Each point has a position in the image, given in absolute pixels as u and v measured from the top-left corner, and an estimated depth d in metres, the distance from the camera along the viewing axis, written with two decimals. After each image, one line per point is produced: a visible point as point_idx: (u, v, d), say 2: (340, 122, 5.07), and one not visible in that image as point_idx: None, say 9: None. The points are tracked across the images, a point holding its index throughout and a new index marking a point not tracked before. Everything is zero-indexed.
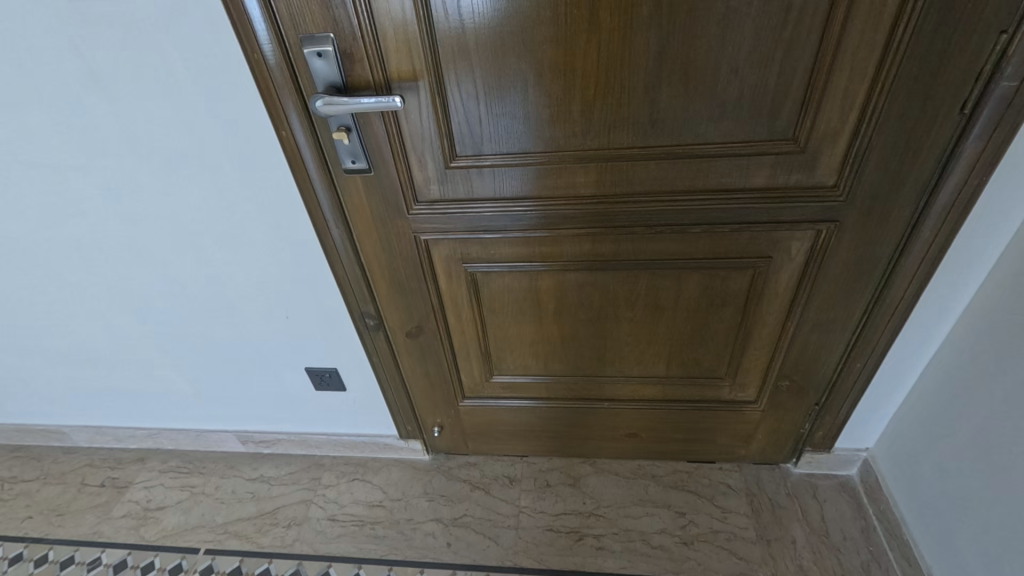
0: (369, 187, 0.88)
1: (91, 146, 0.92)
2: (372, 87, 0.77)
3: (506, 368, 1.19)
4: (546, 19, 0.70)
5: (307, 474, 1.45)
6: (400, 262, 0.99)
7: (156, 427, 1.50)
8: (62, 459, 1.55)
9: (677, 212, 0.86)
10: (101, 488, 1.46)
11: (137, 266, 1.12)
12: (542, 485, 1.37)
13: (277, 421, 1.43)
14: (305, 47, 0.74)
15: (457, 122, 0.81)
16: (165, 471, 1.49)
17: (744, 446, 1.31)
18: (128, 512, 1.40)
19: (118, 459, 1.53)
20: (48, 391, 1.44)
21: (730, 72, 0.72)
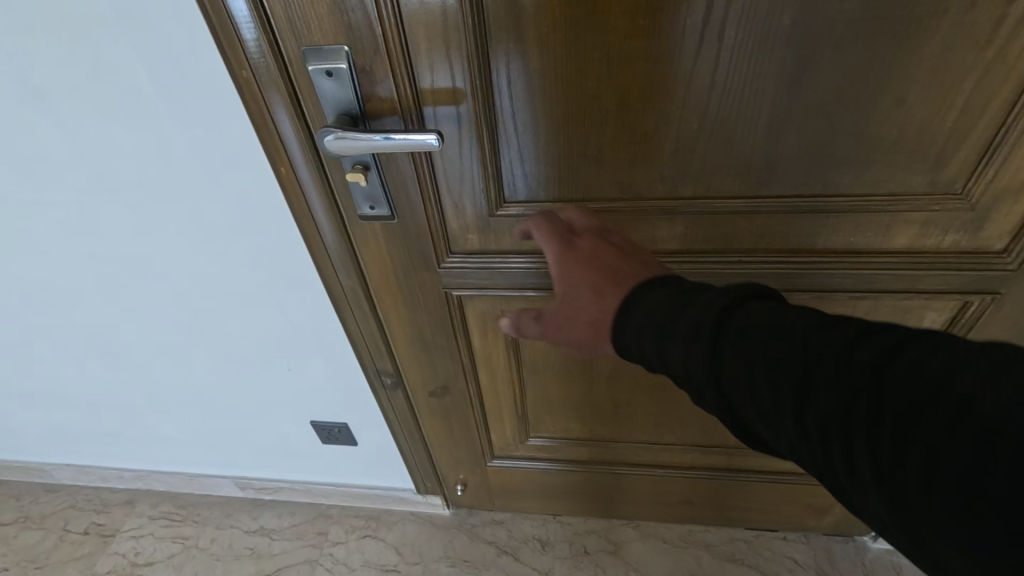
0: (391, 235, 0.69)
1: (44, 174, 0.74)
2: (399, 116, 0.58)
3: (545, 431, 1.01)
4: (643, 29, 0.50)
5: (312, 528, 1.30)
6: (425, 320, 0.80)
7: (145, 469, 1.34)
8: (43, 499, 1.40)
9: (785, 276, 0.67)
10: (85, 536, 1.32)
11: (114, 306, 0.95)
12: (578, 552, 1.21)
13: (280, 468, 1.28)
14: (309, 63, 0.55)
15: (507, 161, 0.62)
16: (156, 518, 1.35)
17: (814, 517, 1.14)
18: (113, 566, 1.27)
19: (104, 501, 1.38)
20: (25, 429, 1.28)
21: (893, 104, 0.52)
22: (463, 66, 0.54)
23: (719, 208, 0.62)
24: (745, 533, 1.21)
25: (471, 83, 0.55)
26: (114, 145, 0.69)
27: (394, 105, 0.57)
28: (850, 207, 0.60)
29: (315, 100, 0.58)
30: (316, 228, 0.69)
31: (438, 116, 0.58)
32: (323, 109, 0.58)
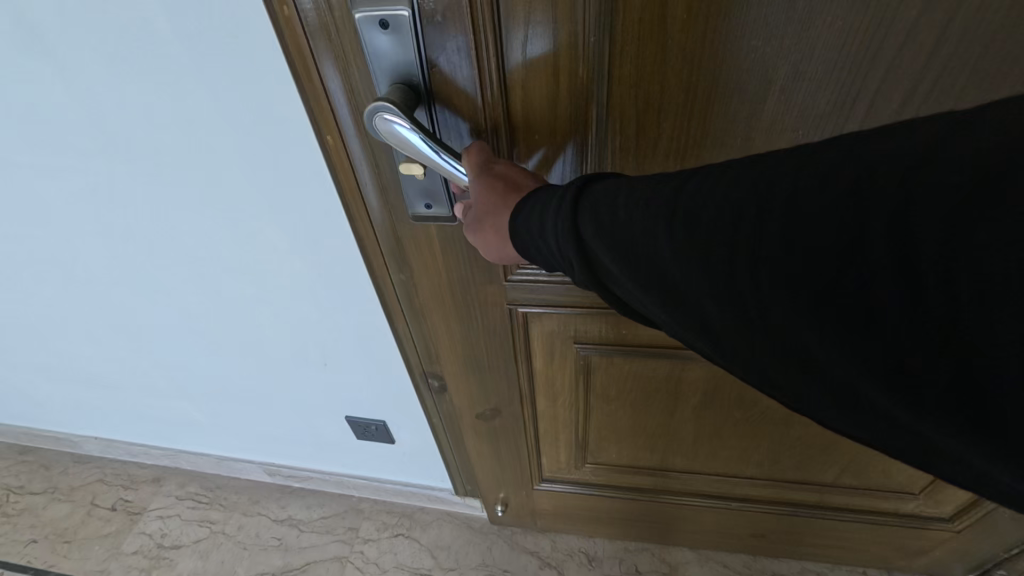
0: (449, 239, 0.55)
1: (50, 138, 0.63)
2: (472, 83, 0.43)
3: (606, 458, 0.88)
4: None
5: (343, 522, 1.23)
6: (483, 338, 0.67)
7: (174, 449, 1.28)
8: (72, 471, 1.36)
9: None
10: (112, 513, 1.28)
11: (137, 286, 0.85)
12: (628, 571, 1.10)
13: (311, 458, 1.20)
14: (357, 13, 0.39)
15: (610, 121, 0.47)
16: (183, 499, 1.30)
17: (901, 558, 1.00)
18: (140, 547, 1.23)
19: (132, 478, 1.34)
20: (53, 401, 1.23)
21: None
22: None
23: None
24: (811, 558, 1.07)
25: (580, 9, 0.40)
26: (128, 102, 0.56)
27: (469, 70, 0.42)
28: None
29: (362, 62, 0.42)
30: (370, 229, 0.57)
31: (525, 72, 0.43)
32: (372, 76, 0.43)
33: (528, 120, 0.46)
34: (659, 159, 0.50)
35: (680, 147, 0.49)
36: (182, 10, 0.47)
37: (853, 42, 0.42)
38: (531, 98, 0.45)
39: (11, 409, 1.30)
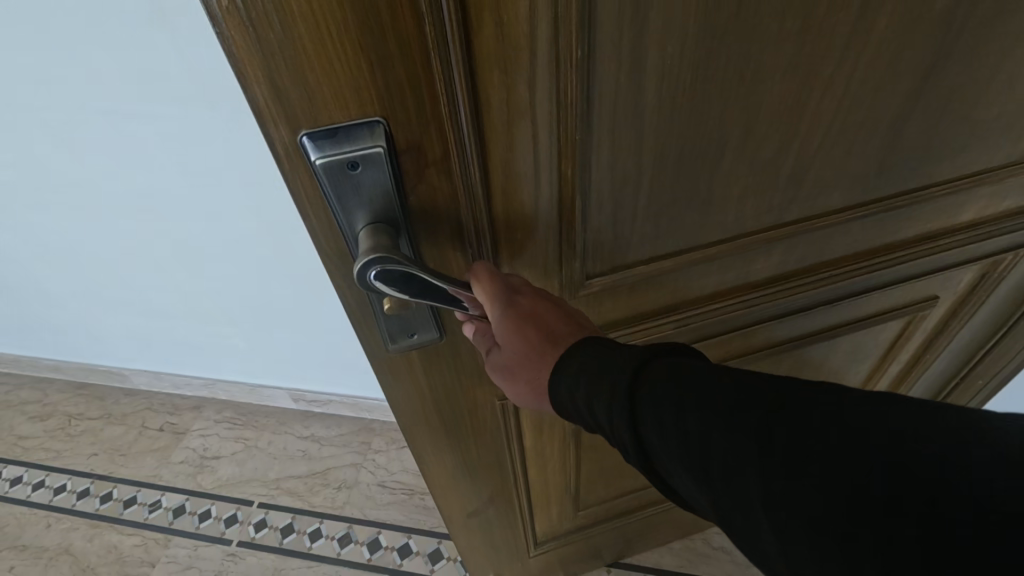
0: (432, 357, 0.56)
1: (158, 97, 0.89)
2: (452, 200, 0.42)
3: (592, 501, 1.01)
4: (786, 50, 0.44)
5: (357, 438, 1.46)
6: (477, 440, 0.71)
7: (213, 377, 1.51)
8: (124, 401, 1.60)
9: (870, 258, 0.74)
10: (160, 433, 1.52)
11: (203, 221, 1.11)
12: None
13: (332, 382, 1.44)
14: (319, 161, 0.36)
15: (594, 205, 0.49)
16: (221, 421, 1.53)
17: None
18: (186, 458, 1.46)
19: (176, 405, 1.58)
20: (112, 337, 1.48)
21: (994, 86, 0.56)
22: (551, 95, 0.40)
23: (822, 178, 0.58)
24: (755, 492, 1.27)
25: (561, 115, 0.41)
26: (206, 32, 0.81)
27: (447, 190, 0.42)
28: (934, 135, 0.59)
29: (327, 208, 0.39)
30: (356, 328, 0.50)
31: (504, 176, 0.44)
32: (344, 218, 0.39)
33: (509, 215, 0.47)
34: (635, 225, 0.53)
35: (654, 212, 0.52)
36: None
37: (790, 98, 0.48)
38: (511, 197, 0.46)
39: (71, 345, 1.54)
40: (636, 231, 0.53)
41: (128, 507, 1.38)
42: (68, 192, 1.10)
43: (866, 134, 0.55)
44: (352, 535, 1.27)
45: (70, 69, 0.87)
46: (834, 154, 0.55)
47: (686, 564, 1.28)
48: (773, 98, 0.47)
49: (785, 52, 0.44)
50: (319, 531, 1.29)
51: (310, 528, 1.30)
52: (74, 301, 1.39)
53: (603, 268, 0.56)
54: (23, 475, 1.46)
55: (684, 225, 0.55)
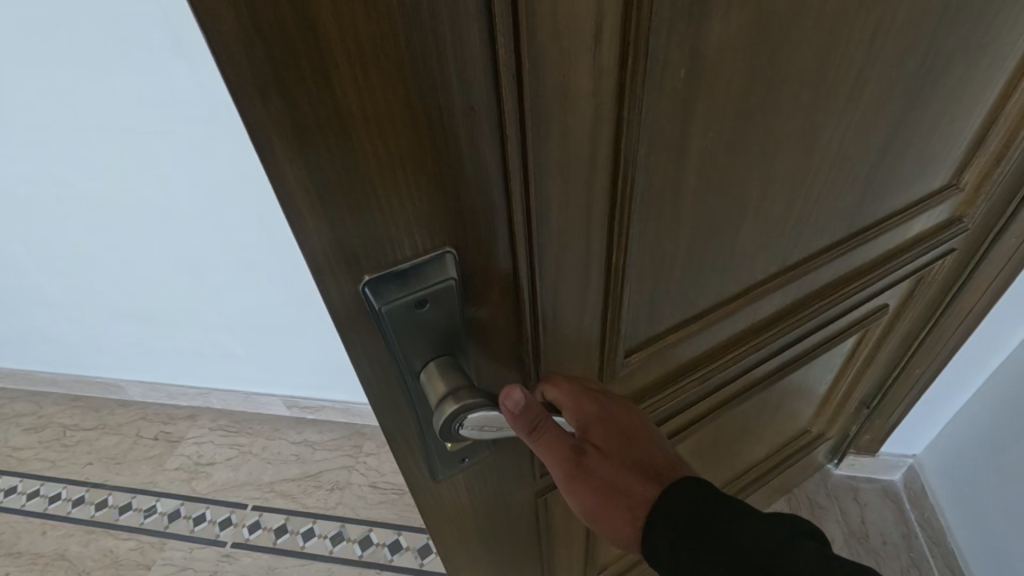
0: (475, 479, 0.53)
1: (171, 114, 0.98)
2: (507, 315, 0.42)
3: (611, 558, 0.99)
4: (784, 136, 0.50)
5: (348, 442, 1.53)
6: (512, 546, 0.66)
7: (209, 387, 1.60)
8: (119, 411, 1.67)
9: (850, 287, 0.81)
10: (155, 441, 1.58)
11: (203, 231, 1.18)
12: None
13: (323, 388, 1.52)
14: (387, 301, 0.35)
15: (635, 287, 0.52)
16: (215, 429, 1.60)
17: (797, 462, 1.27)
18: (181, 464, 1.51)
19: (170, 415, 1.65)
20: (110, 348, 1.54)
21: (929, 132, 0.65)
22: (608, 208, 0.43)
23: (811, 228, 0.64)
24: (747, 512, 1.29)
25: (614, 222, 0.44)
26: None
27: (502, 307, 0.41)
28: (899, 172, 0.67)
29: (385, 347, 0.37)
30: (403, 466, 0.47)
31: (560, 278, 0.44)
32: (405, 355, 0.38)
33: (556, 321, 0.47)
34: (671, 299, 0.57)
35: (684, 285, 0.57)
36: None
37: (789, 169, 0.54)
38: (561, 302, 0.46)
39: (68, 357, 1.61)
40: (671, 305, 0.58)
41: (123, 513, 1.42)
42: (73, 204, 1.17)
43: (841, 188, 0.62)
44: (344, 534, 1.34)
45: (88, 86, 0.96)
46: (820, 207, 0.62)
47: None
48: (777, 172, 0.53)
49: (792, 123, 0.50)
50: (313, 530, 1.35)
51: (303, 528, 1.36)
52: (74, 313, 1.46)
53: (636, 341, 0.59)
54: (17, 485, 1.49)
55: (705, 291, 0.61)
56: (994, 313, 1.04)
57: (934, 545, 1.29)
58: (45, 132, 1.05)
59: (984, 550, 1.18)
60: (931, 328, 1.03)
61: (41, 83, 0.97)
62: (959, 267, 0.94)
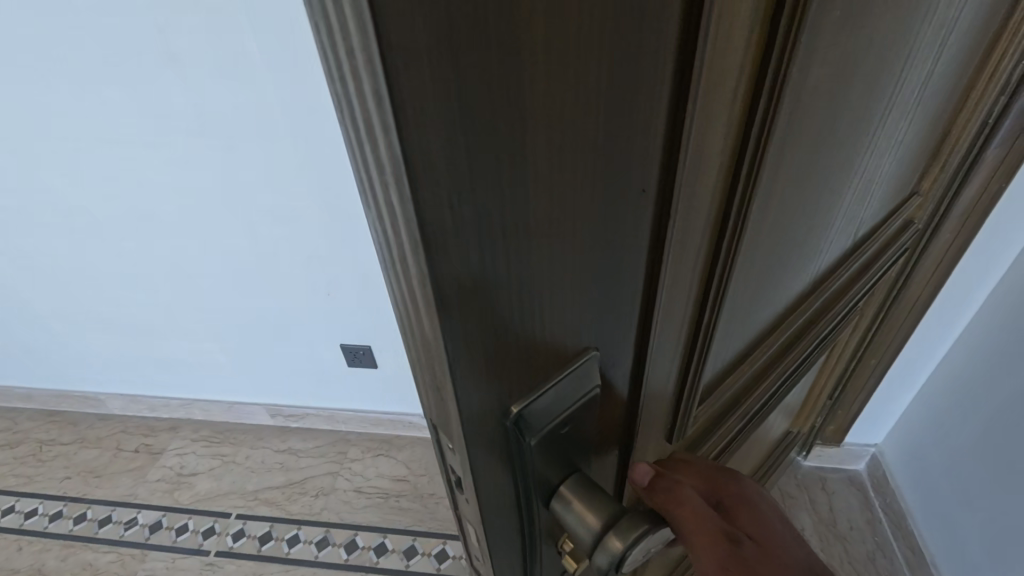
0: None
1: (162, 123, 1.01)
2: (622, 419, 0.37)
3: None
4: (833, 184, 0.50)
5: (333, 448, 1.55)
6: None
7: (191, 398, 1.60)
8: (98, 425, 1.66)
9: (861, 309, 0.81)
10: (136, 453, 1.58)
11: (188, 240, 1.20)
12: None
13: (307, 396, 1.53)
14: (535, 429, 0.29)
15: (717, 356, 0.49)
16: (197, 440, 1.60)
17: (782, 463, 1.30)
18: (163, 476, 1.51)
19: (151, 427, 1.64)
20: (90, 360, 1.54)
21: (918, 155, 0.68)
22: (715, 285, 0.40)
23: (838, 260, 0.65)
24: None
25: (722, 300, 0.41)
26: (214, 73, 0.94)
27: (619, 412, 0.36)
28: (902, 183, 0.69)
29: (512, 481, 0.31)
30: None
31: (671, 356, 0.38)
32: (537, 480, 0.32)
33: (660, 414, 0.42)
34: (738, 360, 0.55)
35: (748, 341, 0.55)
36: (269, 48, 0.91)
37: (832, 210, 0.54)
38: (666, 394, 0.41)
39: (46, 371, 1.60)
40: (740, 366, 0.56)
41: (103, 526, 1.41)
42: (60, 212, 1.20)
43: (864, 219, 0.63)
44: (329, 539, 1.35)
45: (82, 96, 1.00)
46: (847, 240, 0.63)
47: None
48: (823, 216, 0.53)
49: (851, 154, 0.49)
50: (297, 536, 1.36)
51: (288, 534, 1.36)
52: (53, 324, 1.46)
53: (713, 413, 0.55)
54: None
55: (767, 346, 0.58)
56: (940, 300, 1.12)
57: (896, 528, 1.36)
58: (41, 139, 1.08)
59: (937, 531, 1.25)
60: (885, 322, 1.10)
61: (37, 92, 1.01)
62: (909, 265, 0.99)
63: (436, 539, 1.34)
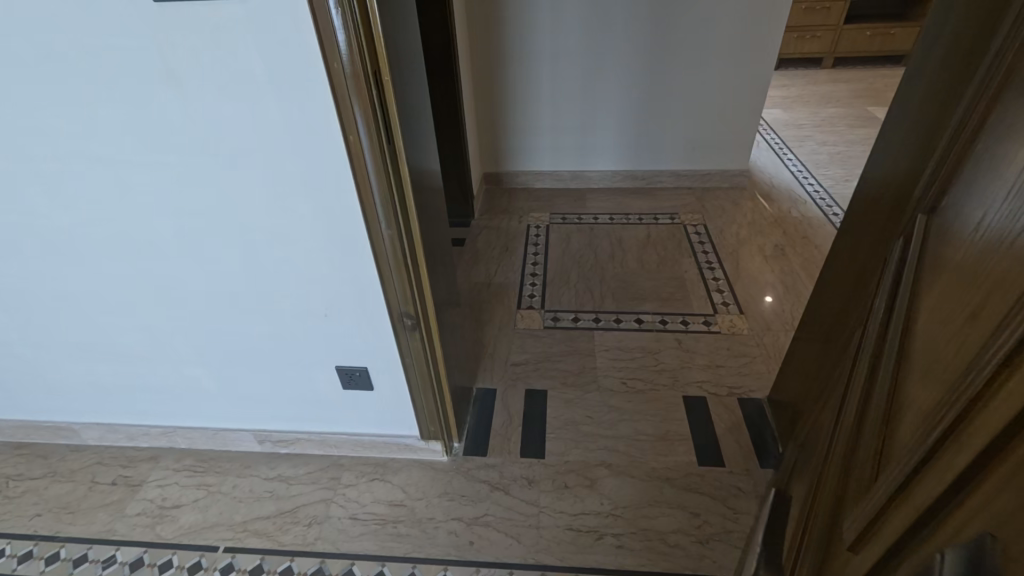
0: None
1: (156, 141, 0.98)
2: None
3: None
4: None
5: (326, 474, 1.50)
6: None
7: (174, 426, 1.53)
8: (70, 457, 1.57)
9: None
10: (113, 486, 1.49)
11: (181, 262, 1.16)
12: (560, 486, 1.44)
13: (298, 421, 1.49)
14: None
15: None
16: (180, 469, 1.53)
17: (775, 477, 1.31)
18: (143, 510, 1.43)
19: (129, 458, 1.57)
20: (65, 389, 1.46)
21: None
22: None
23: None
24: (738, 525, 1.34)
25: None
26: (215, 91, 0.91)
27: None
28: None
29: None
30: None
31: None
32: None
33: None
34: None
35: None
36: (269, 66, 0.88)
37: None
38: None
39: (15, 402, 1.52)
40: None
41: (78, 565, 1.32)
42: (42, 234, 1.14)
43: None
44: (324, 569, 1.29)
45: (73, 115, 0.96)
46: None
47: (648, 563, 1.27)
48: None
49: None
50: (291, 568, 1.29)
51: (281, 566, 1.30)
52: (24, 351, 1.38)
53: None
54: None
55: None
56: None
57: None
58: (23, 158, 1.03)
59: None
60: None
61: (22, 109, 0.97)
62: None
63: (437, 565, 1.29)
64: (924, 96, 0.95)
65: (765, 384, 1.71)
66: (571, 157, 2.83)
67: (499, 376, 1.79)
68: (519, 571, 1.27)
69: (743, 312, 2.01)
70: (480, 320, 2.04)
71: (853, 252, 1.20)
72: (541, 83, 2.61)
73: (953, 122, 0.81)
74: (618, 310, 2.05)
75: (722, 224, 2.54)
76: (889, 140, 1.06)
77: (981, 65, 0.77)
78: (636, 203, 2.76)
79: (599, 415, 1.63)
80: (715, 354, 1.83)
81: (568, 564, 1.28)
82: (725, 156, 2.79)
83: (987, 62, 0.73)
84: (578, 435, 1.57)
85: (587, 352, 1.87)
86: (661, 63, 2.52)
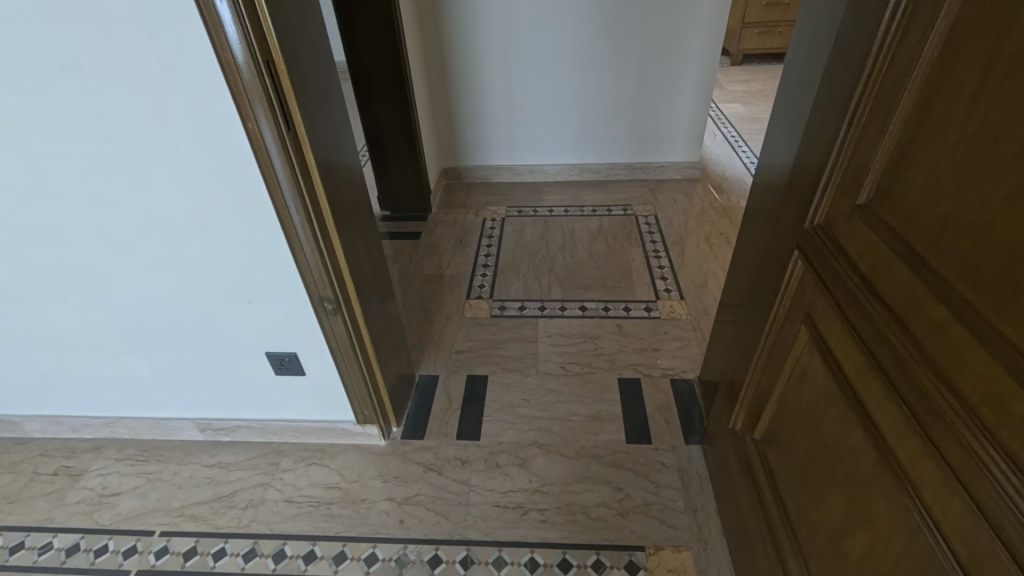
0: None
1: (67, 128, 1.01)
2: None
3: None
4: None
5: (265, 460, 1.54)
6: None
7: (114, 417, 1.56)
8: (13, 450, 1.60)
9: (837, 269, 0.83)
10: (55, 476, 1.52)
11: (104, 250, 1.19)
12: (492, 466, 1.49)
13: (235, 409, 1.52)
14: None
15: None
16: (122, 459, 1.56)
17: (719, 455, 1.38)
18: (83, 498, 1.46)
19: (72, 449, 1.59)
20: (4, 382, 1.49)
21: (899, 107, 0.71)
22: None
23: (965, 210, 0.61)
24: (660, 498, 1.39)
25: None
26: (115, 79, 0.95)
27: None
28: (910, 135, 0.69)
29: None
30: None
31: None
32: None
33: None
34: None
35: None
36: (165, 54, 0.91)
37: None
38: None
39: None
40: None
41: (14, 552, 1.35)
42: None
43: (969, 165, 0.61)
44: (257, 550, 1.33)
45: None
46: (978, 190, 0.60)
47: (570, 535, 1.32)
48: None
49: None
50: (223, 550, 1.33)
51: (214, 548, 1.34)
52: None
53: None
54: None
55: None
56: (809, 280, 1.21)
57: None
58: None
59: None
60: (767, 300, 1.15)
61: None
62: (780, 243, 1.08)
63: (366, 543, 1.33)
64: (801, 81, 1.00)
65: (698, 365, 1.77)
66: (529, 151, 2.88)
67: (443, 363, 1.83)
68: (445, 546, 1.31)
69: (683, 297, 2.07)
70: (429, 311, 2.08)
71: (754, 236, 1.26)
72: (496, 78, 2.66)
73: (838, 95, 0.83)
74: (564, 298, 2.10)
75: (672, 215, 2.60)
76: (778, 131, 1.12)
77: (841, 49, 0.82)
78: (592, 195, 2.81)
79: (536, 398, 1.68)
80: (653, 338, 1.88)
81: (493, 538, 1.32)
82: (675, 148, 2.85)
83: (859, 39, 0.77)
84: (514, 417, 1.62)
85: (530, 339, 1.91)
86: (613, 57, 2.57)
